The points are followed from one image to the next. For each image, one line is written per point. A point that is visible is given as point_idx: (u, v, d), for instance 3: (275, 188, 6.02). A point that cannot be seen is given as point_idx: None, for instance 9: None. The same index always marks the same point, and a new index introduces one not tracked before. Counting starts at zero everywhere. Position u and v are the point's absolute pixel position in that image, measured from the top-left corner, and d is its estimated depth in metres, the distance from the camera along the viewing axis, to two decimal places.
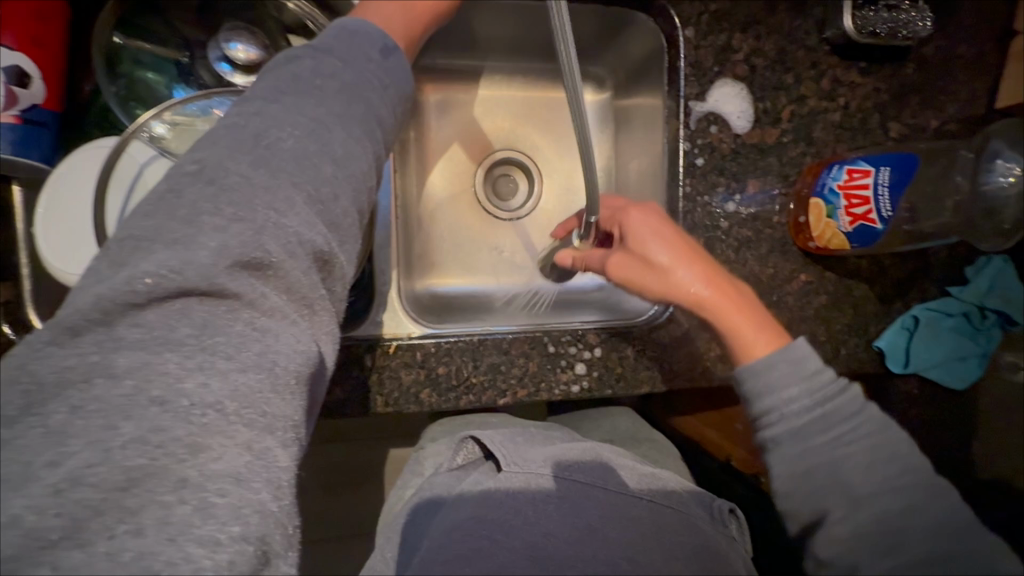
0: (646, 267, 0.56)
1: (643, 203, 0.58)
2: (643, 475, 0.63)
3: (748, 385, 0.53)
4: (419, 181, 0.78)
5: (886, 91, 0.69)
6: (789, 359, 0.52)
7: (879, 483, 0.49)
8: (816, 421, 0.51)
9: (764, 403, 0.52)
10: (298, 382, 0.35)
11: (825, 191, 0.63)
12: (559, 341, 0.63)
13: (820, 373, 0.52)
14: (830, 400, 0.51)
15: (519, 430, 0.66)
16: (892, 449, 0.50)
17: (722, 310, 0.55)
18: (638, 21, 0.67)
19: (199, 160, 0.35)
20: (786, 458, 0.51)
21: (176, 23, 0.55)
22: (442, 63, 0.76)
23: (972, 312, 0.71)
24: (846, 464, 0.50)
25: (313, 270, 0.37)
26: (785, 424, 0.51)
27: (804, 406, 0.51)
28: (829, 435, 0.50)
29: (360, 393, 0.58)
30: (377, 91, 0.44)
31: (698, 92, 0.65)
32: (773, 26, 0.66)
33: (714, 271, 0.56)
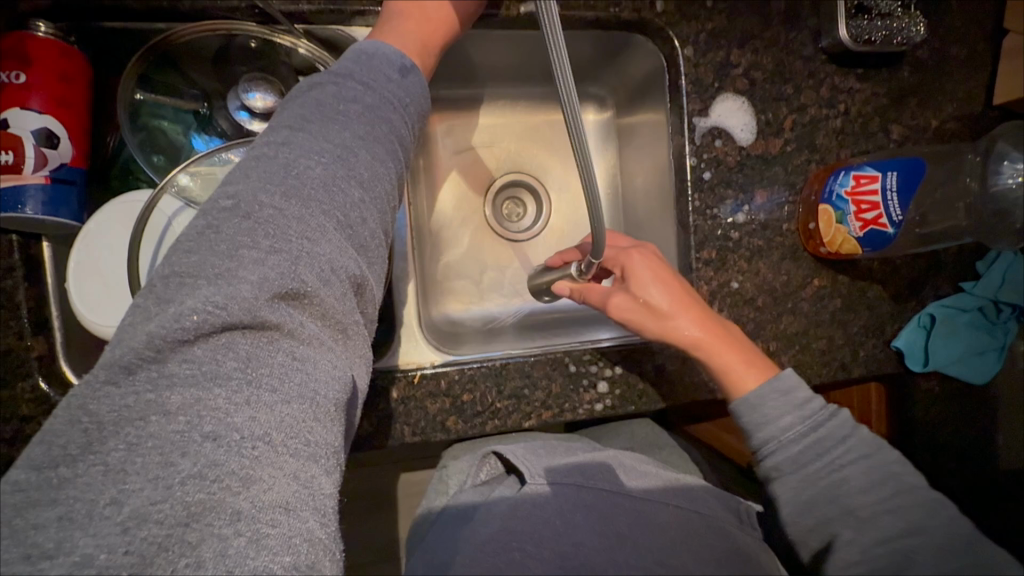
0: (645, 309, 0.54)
1: (645, 245, 0.57)
2: (667, 479, 0.61)
3: (745, 419, 0.53)
4: (430, 206, 0.79)
5: (885, 96, 0.70)
6: (779, 390, 0.52)
7: (879, 502, 0.49)
8: (813, 444, 0.50)
9: (762, 435, 0.52)
10: (338, 409, 0.36)
11: (833, 198, 0.63)
12: (579, 361, 0.64)
13: (811, 399, 0.52)
14: (823, 424, 0.51)
15: (537, 441, 0.64)
16: (883, 469, 0.50)
17: (718, 354, 0.53)
18: (638, 43, 0.69)
19: (233, 195, 0.36)
20: (789, 486, 0.51)
21: (193, 76, 0.58)
22: (448, 93, 0.78)
23: (987, 306, 0.72)
24: (851, 491, 0.49)
25: (348, 296, 0.38)
26: (784, 453, 0.51)
27: (799, 433, 0.51)
28: (826, 458, 0.50)
29: (387, 421, 0.59)
30: (398, 112, 0.45)
31: (701, 107, 0.66)
32: (769, 40, 0.67)
33: (711, 316, 0.55)
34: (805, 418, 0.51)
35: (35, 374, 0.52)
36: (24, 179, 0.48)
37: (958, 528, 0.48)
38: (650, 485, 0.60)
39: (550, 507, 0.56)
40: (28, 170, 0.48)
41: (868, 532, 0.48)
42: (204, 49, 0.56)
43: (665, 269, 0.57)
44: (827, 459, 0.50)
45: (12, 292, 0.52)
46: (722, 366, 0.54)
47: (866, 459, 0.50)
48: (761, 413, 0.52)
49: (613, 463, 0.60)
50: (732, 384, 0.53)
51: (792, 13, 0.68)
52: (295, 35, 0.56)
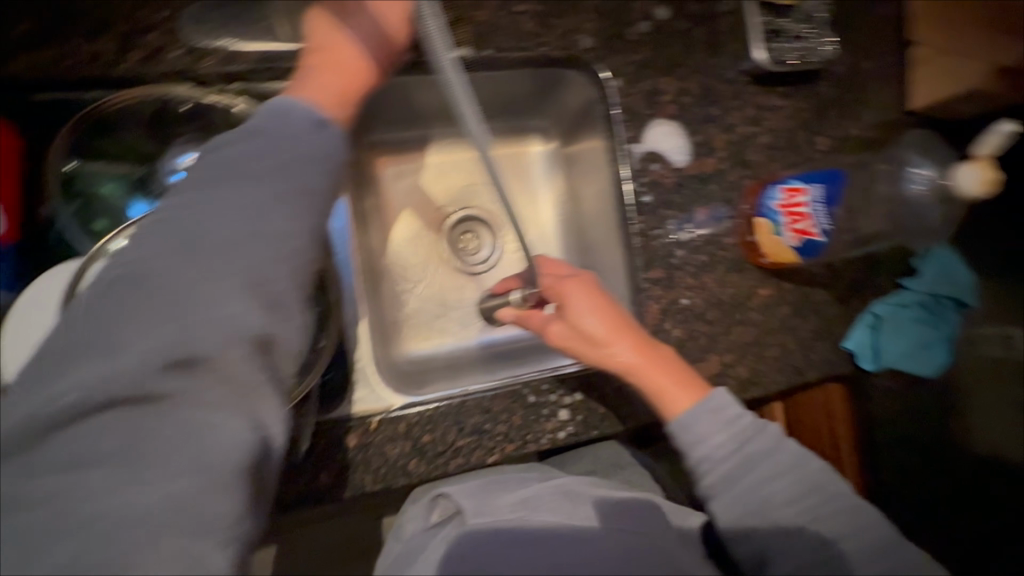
0: (581, 336, 0.54)
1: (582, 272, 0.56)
2: (627, 502, 0.55)
3: (679, 439, 0.52)
4: (383, 247, 0.80)
5: (808, 111, 0.74)
6: (709, 411, 0.51)
7: (808, 512, 0.49)
8: (740, 462, 0.50)
9: (697, 454, 0.51)
10: (235, 476, 0.34)
11: (766, 211, 0.66)
12: (538, 391, 0.64)
13: (739, 417, 0.52)
14: (752, 442, 0.51)
15: (494, 472, 0.61)
16: (811, 479, 0.50)
17: (653, 378, 0.53)
18: (570, 77, 0.71)
19: (129, 264, 0.36)
20: (726, 505, 0.50)
21: (130, 140, 0.57)
22: (394, 134, 0.80)
23: (926, 300, 0.76)
24: (793, 503, 0.49)
25: (249, 356, 0.36)
26: (717, 472, 0.50)
27: (726, 451, 0.51)
28: (753, 475, 0.50)
29: (344, 471, 0.58)
30: (314, 163, 0.41)
31: (635, 134, 0.69)
32: (694, 67, 0.70)
33: (648, 340, 0.54)
34: (735, 433, 0.51)
35: None
36: None
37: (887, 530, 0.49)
38: (609, 509, 0.54)
39: (495, 547, 0.51)
40: None
41: (802, 540, 0.49)
42: (141, 115, 0.57)
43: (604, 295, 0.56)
44: (757, 471, 0.50)
45: None
46: (658, 393, 0.53)
47: (785, 470, 0.50)
48: (692, 433, 0.51)
49: (567, 491, 0.56)
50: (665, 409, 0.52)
51: (714, 38, 0.71)
52: (232, 96, 0.57)
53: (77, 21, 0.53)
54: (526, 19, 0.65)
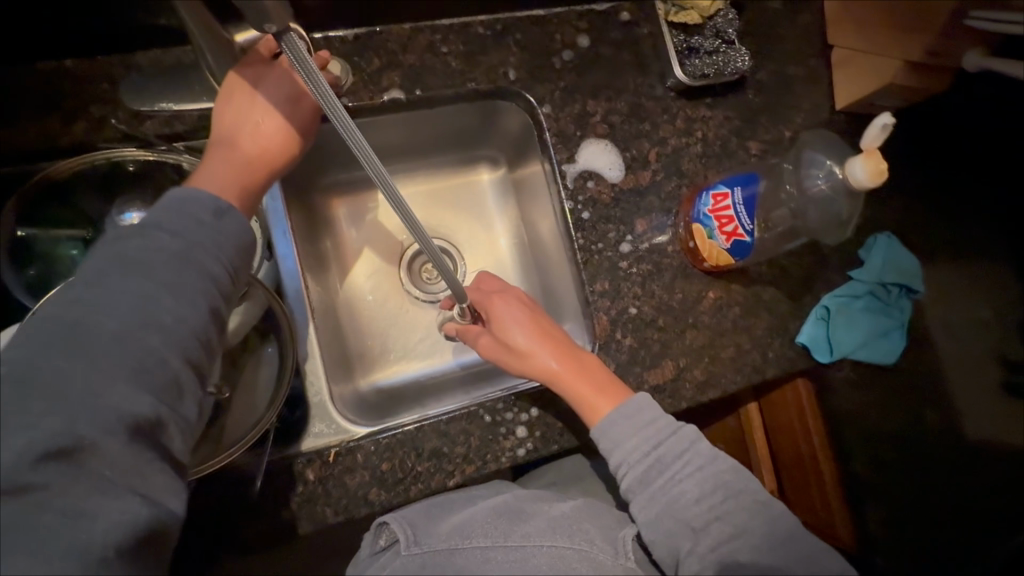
0: (508, 349, 0.60)
1: (508, 290, 0.63)
2: (566, 516, 0.56)
3: (602, 443, 0.55)
4: (344, 284, 0.83)
5: (737, 118, 0.77)
6: (626, 414, 0.54)
7: (707, 509, 0.49)
8: (650, 463, 0.52)
9: (615, 458, 0.54)
10: (118, 557, 0.36)
11: (700, 217, 0.68)
12: (494, 410, 0.65)
13: (656, 419, 0.54)
14: (661, 442, 0.53)
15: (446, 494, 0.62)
16: (727, 484, 0.51)
17: (574, 385, 0.57)
18: (503, 106, 0.75)
19: (8, 359, 0.36)
20: (642, 505, 0.51)
21: (80, 204, 0.59)
22: (347, 175, 0.83)
23: (877, 289, 0.77)
24: (702, 502, 0.50)
25: (135, 442, 0.38)
26: (633, 473, 0.52)
27: (642, 452, 0.53)
28: (665, 475, 0.52)
29: (303, 504, 0.59)
30: (213, 253, 0.44)
31: (569, 155, 0.72)
32: (620, 87, 0.74)
33: (571, 350, 0.59)
34: (652, 435, 0.53)
35: None
36: None
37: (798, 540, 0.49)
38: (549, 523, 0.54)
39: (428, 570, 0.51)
40: None
41: (704, 542, 0.48)
42: (91, 181, 0.59)
43: (530, 311, 0.62)
44: (671, 464, 0.52)
45: None
46: (581, 400, 0.57)
47: (698, 471, 0.51)
48: (611, 435, 0.54)
49: (511, 510, 0.57)
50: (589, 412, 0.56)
51: (637, 59, 0.75)
52: (176, 152, 0.60)
53: (24, 101, 0.58)
54: (452, 58, 0.69)
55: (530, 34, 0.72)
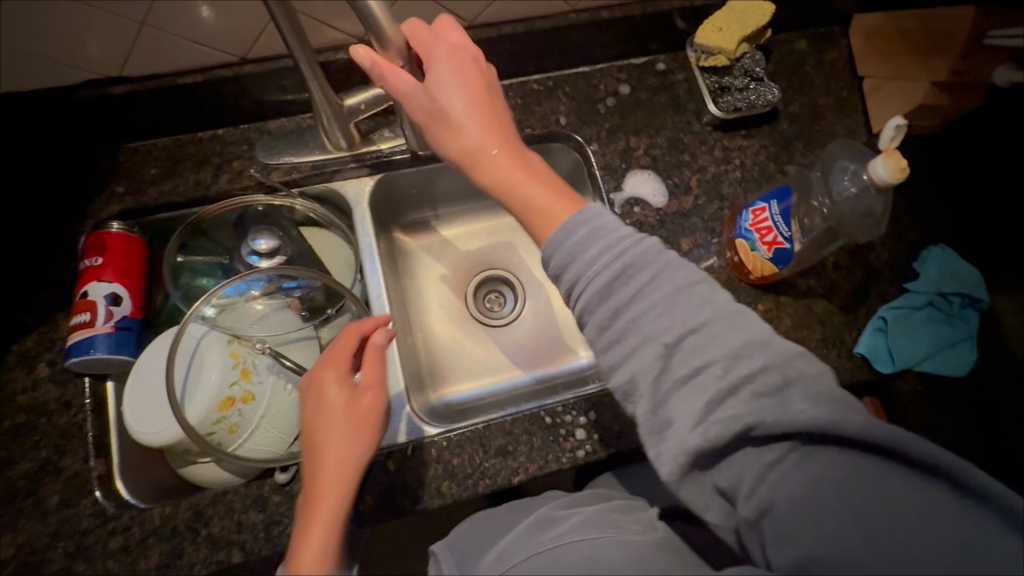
0: (443, 121, 0.55)
1: (457, 51, 0.55)
2: (600, 514, 0.59)
3: (547, 243, 0.50)
4: (419, 310, 0.93)
5: (772, 146, 0.84)
6: (581, 219, 0.49)
7: (684, 324, 0.45)
8: (614, 273, 0.47)
9: (564, 267, 0.49)
10: None
11: (742, 232, 0.74)
12: (554, 412, 0.70)
13: (615, 226, 0.49)
14: (627, 252, 0.47)
15: (488, 512, 0.69)
16: (711, 309, 0.46)
17: (517, 184, 0.53)
18: (556, 148, 0.85)
19: None
20: (601, 325, 0.48)
21: (222, 240, 0.77)
22: (419, 216, 0.95)
23: (936, 300, 0.77)
24: (672, 312, 0.46)
25: None
26: (591, 288, 0.47)
27: (603, 264, 0.47)
28: (632, 289, 0.47)
29: (387, 494, 0.67)
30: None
31: (616, 185, 0.81)
32: (659, 125, 0.83)
33: (515, 150, 0.55)
34: (610, 238, 0.48)
35: (93, 488, 0.63)
36: (96, 330, 0.65)
37: (776, 349, 0.44)
38: (579, 521, 0.57)
39: None
40: (99, 322, 0.65)
41: (676, 360, 0.45)
42: (228, 219, 0.76)
43: (479, 83, 0.55)
44: (637, 278, 0.47)
45: (82, 424, 0.65)
46: (531, 208, 0.53)
47: (670, 292, 0.46)
48: (566, 247, 0.49)
49: (545, 518, 0.61)
50: (544, 224, 0.52)
51: (673, 101, 0.85)
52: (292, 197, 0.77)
53: (185, 161, 0.75)
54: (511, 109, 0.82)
55: (577, 87, 0.84)
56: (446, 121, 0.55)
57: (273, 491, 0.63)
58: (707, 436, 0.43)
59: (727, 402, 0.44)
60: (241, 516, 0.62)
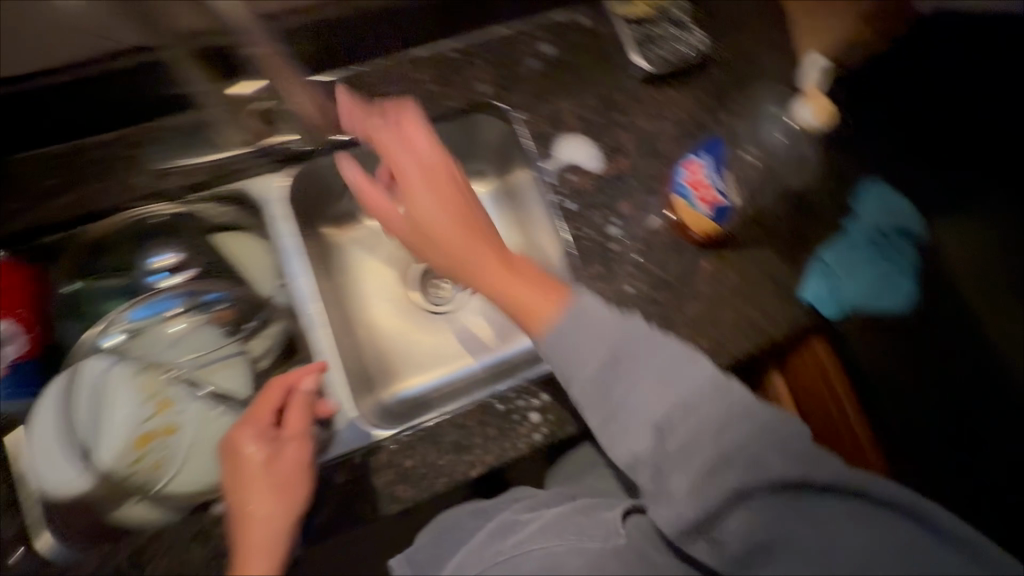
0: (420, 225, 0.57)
1: (412, 138, 0.58)
2: (562, 514, 0.64)
3: (543, 343, 0.52)
4: (361, 307, 0.89)
5: (705, 96, 0.81)
6: (572, 315, 0.52)
7: (671, 399, 0.49)
8: (608, 359, 0.51)
9: (560, 361, 0.52)
10: None
11: (678, 188, 0.72)
12: (506, 399, 0.68)
13: (603, 316, 0.52)
14: (615, 336, 0.51)
15: (450, 517, 0.76)
16: (696, 380, 0.50)
17: (509, 287, 0.56)
18: (481, 120, 0.79)
19: None
20: (598, 405, 0.51)
21: (121, 257, 0.69)
22: (346, 207, 0.89)
23: (875, 237, 0.77)
24: (667, 399, 0.49)
25: None
26: (586, 375, 0.51)
27: (597, 350, 0.51)
28: (624, 372, 0.51)
29: (341, 506, 0.64)
30: None
31: (549, 153, 0.76)
32: (588, 84, 0.79)
33: (501, 253, 0.57)
34: (609, 336, 0.51)
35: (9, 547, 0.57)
36: None
37: (758, 412, 0.48)
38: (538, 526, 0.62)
39: None
40: None
41: (671, 435, 0.48)
42: (126, 235, 0.68)
43: (450, 177, 0.57)
44: (636, 369, 0.51)
45: None
46: (523, 307, 0.54)
47: (661, 370, 0.51)
48: (563, 350, 0.52)
49: (505, 523, 0.68)
50: (534, 321, 0.54)
51: (601, 56, 0.80)
52: (198, 200, 0.69)
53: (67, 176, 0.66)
54: (429, 83, 0.76)
55: (497, 51, 0.78)
56: (424, 226, 0.56)
57: (216, 523, 0.59)
58: (706, 504, 0.45)
59: (719, 467, 0.46)
60: (185, 555, 0.58)
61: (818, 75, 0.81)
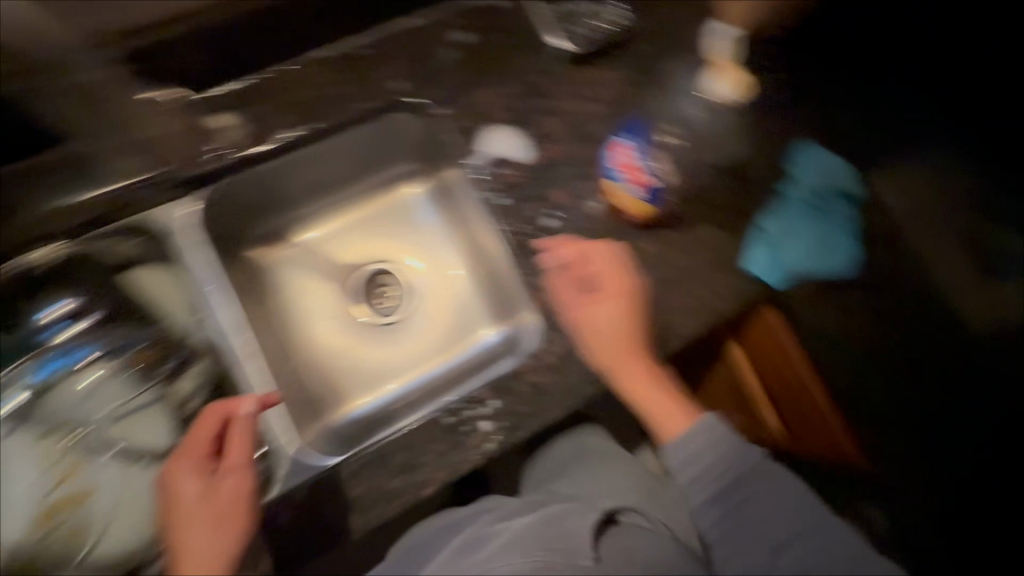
0: (590, 335, 0.68)
1: (595, 247, 0.70)
2: (529, 526, 0.63)
3: (668, 455, 0.65)
4: (302, 325, 0.86)
5: (632, 70, 0.77)
6: (699, 433, 0.64)
7: (782, 530, 0.59)
8: (727, 483, 0.62)
9: (676, 467, 0.65)
10: None
11: (607, 173, 0.70)
12: (454, 412, 0.65)
13: (722, 429, 0.64)
14: (737, 467, 0.62)
15: (419, 538, 0.74)
16: (798, 500, 0.60)
17: (653, 405, 0.67)
18: (397, 119, 0.74)
19: None
20: (718, 522, 0.61)
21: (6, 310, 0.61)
22: (273, 225, 0.86)
23: (811, 202, 0.76)
24: (744, 503, 0.61)
25: None
26: (705, 491, 0.62)
27: (710, 479, 0.62)
28: (743, 493, 0.61)
29: (293, 544, 0.61)
30: None
31: (476, 148, 0.73)
32: (511, 71, 0.75)
33: (647, 377, 0.68)
34: (714, 436, 0.64)
35: None
36: None
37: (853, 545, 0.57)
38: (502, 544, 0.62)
39: None
40: None
41: (783, 558, 0.58)
42: (12, 284, 0.61)
43: (621, 324, 0.68)
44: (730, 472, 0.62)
45: None
46: (659, 419, 0.67)
47: (777, 497, 0.61)
48: (680, 443, 0.64)
49: (473, 536, 0.67)
50: (665, 435, 0.66)
51: (521, 40, 0.76)
52: (99, 238, 0.64)
53: None
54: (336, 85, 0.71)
55: (409, 43, 0.73)
56: (589, 348, 0.68)
57: None
58: None
59: None
60: None
61: (729, 44, 0.77)
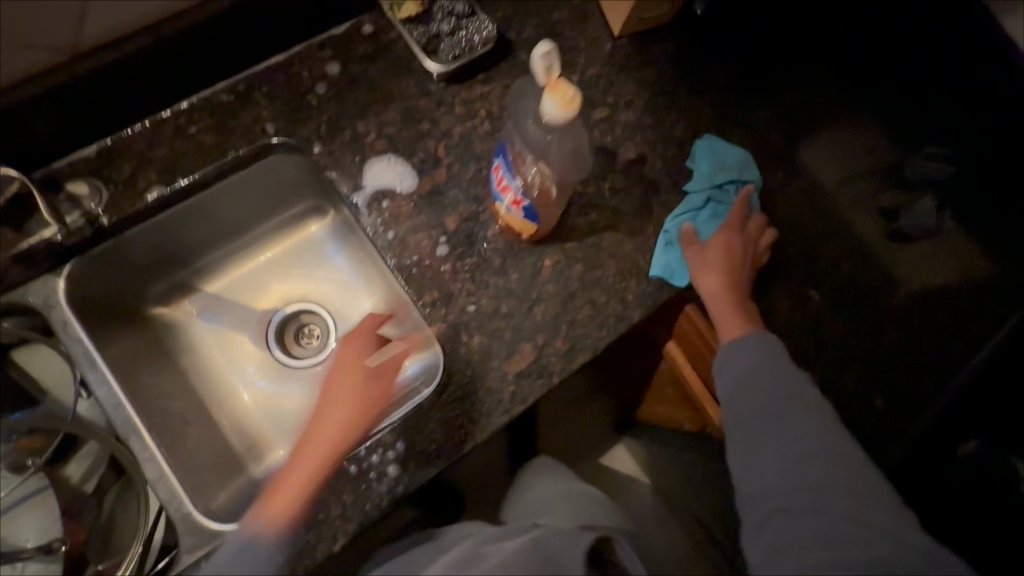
0: (702, 256, 0.71)
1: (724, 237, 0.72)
2: (523, 547, 0.60)
3: (723, 362, 0.68)
4: (214, 383, 0.81)
5: (514, 79, 0.75)
6: (761, 358, 0.66)
7: (816, 459, 0.61)
8: (778, 408, 0.64)
9: (730, 386, 0.67)
10: None
11: (495, 195, 0.68)
12: (356, 459, 0.64)
13: (785, 359, 0.66)
14: (792, 397, 0.64)
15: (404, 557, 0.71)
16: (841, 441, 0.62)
17: (723, 315, 0.69)
18: (272, 161, 0.74)
19: None
20: (755, 440, 0.64)
21: None
22: (173, 280, 0.81)
23: (713, 194, 0.75)
24: (790, 436, 0.63)
25: None
26: (751, 413, 0.64)
27: (766, 398, 0.64)
28: (785, 420, 0.63)
29: None
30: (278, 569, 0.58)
31: (356, 182, 0.70)
32: (386, 98, 0.73)
33: (734, 288, 0.70)
34: (770, 366, 0.65)
35: None
36: None
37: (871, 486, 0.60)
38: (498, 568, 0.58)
39: None
40: None
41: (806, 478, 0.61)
42: None
43: (727, 249, 0.71)
44: (778, 396, 0.64)
45: None
46: (729, 326, 0.69)
47: (822, 429, 0.62)
48: (731, 367, 0.66)
49: (470, 556, 0.64)
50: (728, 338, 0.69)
51: (391, 65, 0.74)
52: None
53: None
54: (200, 135, 0.69)
55: (276, 83, 0.71)
56: (704, 254, 0.71)
57: None
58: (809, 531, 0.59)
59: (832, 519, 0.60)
60: None
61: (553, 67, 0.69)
